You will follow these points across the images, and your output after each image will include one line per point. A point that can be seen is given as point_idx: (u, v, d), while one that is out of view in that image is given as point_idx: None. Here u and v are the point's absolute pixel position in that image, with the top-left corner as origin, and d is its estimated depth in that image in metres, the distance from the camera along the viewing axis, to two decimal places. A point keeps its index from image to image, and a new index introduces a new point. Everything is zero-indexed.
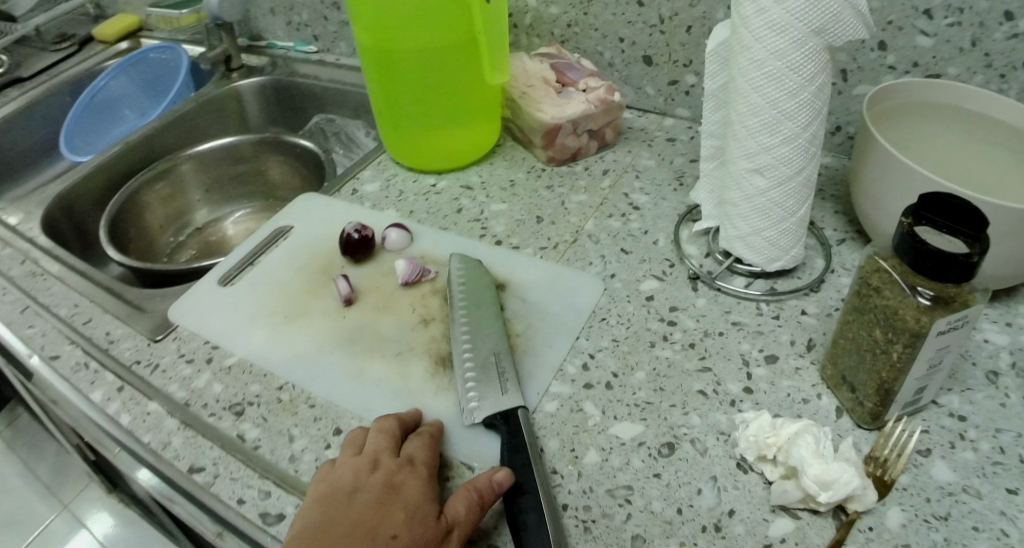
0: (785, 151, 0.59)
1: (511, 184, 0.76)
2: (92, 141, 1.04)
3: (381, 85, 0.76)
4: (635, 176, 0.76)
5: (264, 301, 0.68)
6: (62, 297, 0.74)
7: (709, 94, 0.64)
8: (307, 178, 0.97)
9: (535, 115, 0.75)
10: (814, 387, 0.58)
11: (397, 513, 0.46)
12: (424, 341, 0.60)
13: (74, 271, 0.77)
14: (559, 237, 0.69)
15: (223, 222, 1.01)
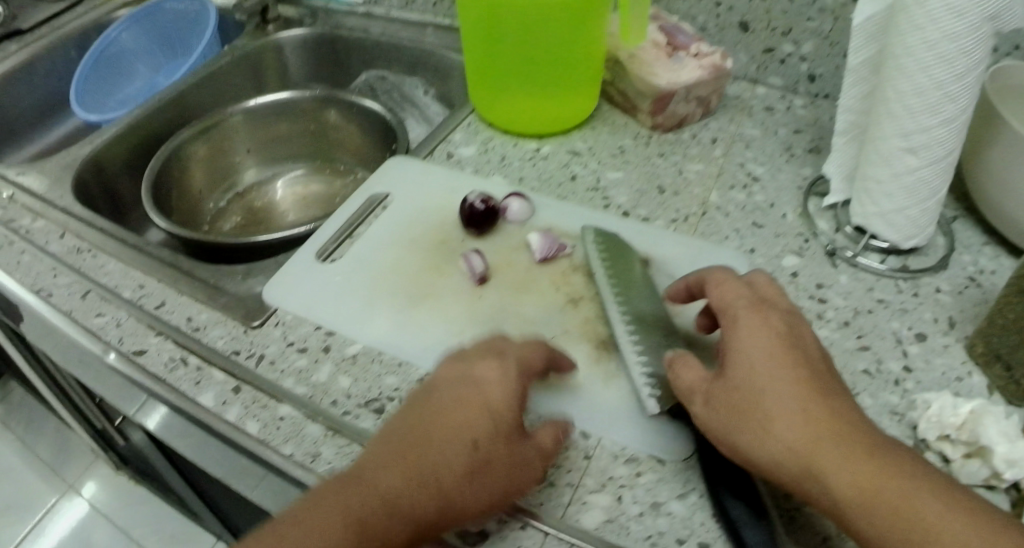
0: (943, 132, 0.56)
1: (621, 151, 0.71)
2: (100, 98, 0.93)
3: (484, 41, 0.70)
4: (745, 146, 0.72)
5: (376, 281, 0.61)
6: (125, 279, 0.63)
7: (851, 68, 0.62)
8: (373, 141, 0.89)
9: (647, 80, 0.69)
10: (964, 364, 0.56)
11: (485, 424, 0.44)
12: (578, 323, 0.56)
13: (132, 248, 0.66)
14: (687, 209, 0.66)
15: (270, 186, 0.94)
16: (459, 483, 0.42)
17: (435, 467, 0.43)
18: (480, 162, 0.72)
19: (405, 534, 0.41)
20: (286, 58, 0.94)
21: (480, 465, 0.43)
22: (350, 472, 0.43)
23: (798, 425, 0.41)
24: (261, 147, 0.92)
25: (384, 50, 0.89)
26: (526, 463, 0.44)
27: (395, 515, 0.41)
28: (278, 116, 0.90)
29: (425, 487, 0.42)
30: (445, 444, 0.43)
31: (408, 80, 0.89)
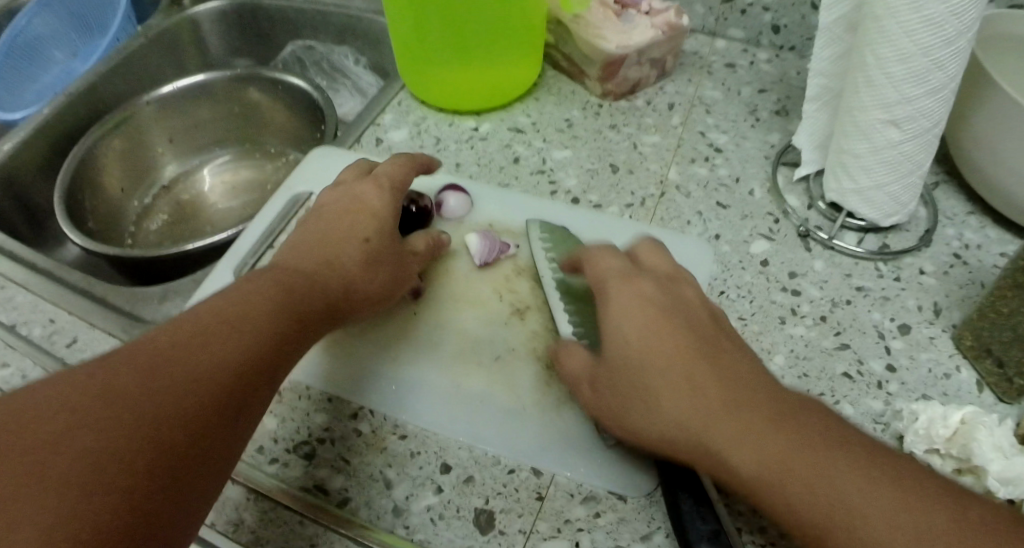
0: (929, 103, 0.49)
1: (568, 125, 0.62)
2: (13, 92, 0.81)
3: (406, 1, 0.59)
4: (706, 110, 0.64)
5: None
6: (35, 313, 0.56)
7: (824, 29, 0.54)
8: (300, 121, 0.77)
9: (594, 43, 0.61)
10: (952, 358, 0.50)
11: (362, 218, 0.50)
12: (526, 338, 0.50)
13: (48, 277, 0.59)
14: (645, 189, 0.58)
15: (197, 176, 0.81)
16: (351, 273, 0.47)
17: (319, 282, 0.45)
18: (411, 145, 0.61)
19: (299, 334, 0.42)
20: (206, 32, 0.83)
21: (360, 256, 0.48)
22: (239, 286, 0.43)
23: (696, 408, 0.37)
24: (181, 135, 0.80)
25: (311, 15, 0.79)
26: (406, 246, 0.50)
27: (291, 310, 0.42)
28: (192, 98, 0.78)
29: (310, 298, 0.44)
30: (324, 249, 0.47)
31: (337, 49, 0.80)
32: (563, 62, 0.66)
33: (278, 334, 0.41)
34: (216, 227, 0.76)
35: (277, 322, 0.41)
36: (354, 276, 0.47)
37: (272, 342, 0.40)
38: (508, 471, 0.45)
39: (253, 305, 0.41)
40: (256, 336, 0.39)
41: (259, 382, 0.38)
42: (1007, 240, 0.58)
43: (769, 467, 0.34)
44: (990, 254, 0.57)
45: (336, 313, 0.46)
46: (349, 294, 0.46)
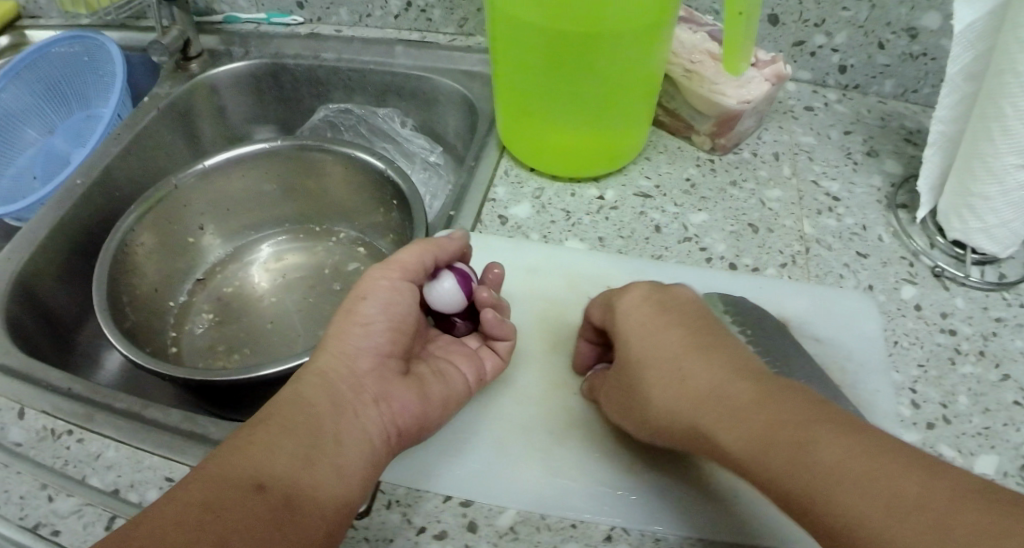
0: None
1: (692, 184, 0.59)
2: None
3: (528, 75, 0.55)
4: (809, 158, 0.63)
5: (495, 427, 0.46)
6: (143, 472, 0.44)
7: (947, 79, 0.53)
8: (368, 198, 0.67)
9: (712, 99, 0.58)
10: None
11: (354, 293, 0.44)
12: None
13: (141, 424, 0.47)
14: (791, 246, 0.56)
15: (243, 267, 0.71)
16: (350, 360, 0.42)
17: (323, 384, 0.41)
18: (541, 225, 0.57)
19: (308, 444, 0.38)
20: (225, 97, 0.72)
21: (360, 334, 0.43)
22: (245, 423, 0.39)
23: (746, 426, 0.34)
24: (221, 216, 0.70)
25: (346, 76, 0.70)
26: (398, 304, 0.44)
27: (286, 431, 0.38)
28: (227, 178, 0.67)
29: (311, 407, 0.40)
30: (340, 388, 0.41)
31: (380, 112, 0.72)
32: (666, 118, 0.64)
33: (288, 467, 0.37)
34: (278, 322, 0.65)
35: (272, 445, 0.37)
36: (357, 359, 0.42)
37: (269, 471, 0.36)
38: None
39: (246, 440, 0.38)
40: (250, 470, 0.36)
41: (267, 512, 0.35)
42: None
43: (706, 406, 0.36)
44: None
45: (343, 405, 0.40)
46: (354, 383, 0.42)
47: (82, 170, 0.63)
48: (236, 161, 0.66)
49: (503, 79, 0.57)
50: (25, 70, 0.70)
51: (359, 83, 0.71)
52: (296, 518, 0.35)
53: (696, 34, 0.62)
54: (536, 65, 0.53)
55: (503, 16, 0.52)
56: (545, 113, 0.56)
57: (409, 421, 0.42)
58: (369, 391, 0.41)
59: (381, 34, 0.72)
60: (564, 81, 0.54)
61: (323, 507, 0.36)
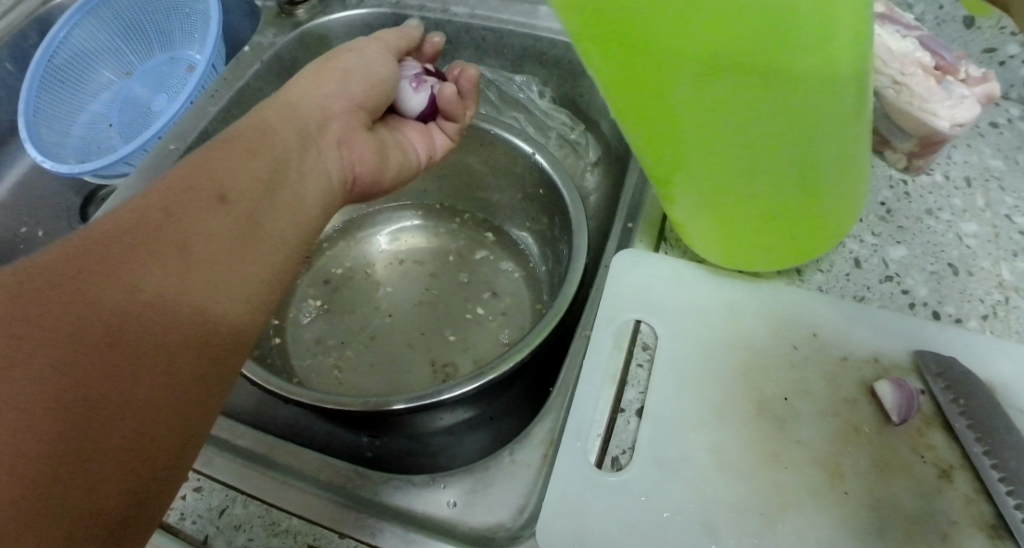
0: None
1: (888, 212, 0.53)
2: (58, 122, 0.66)
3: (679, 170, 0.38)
4: (1001, 186, 0.56)
5: (704, 501, 0.39)
6: (282, 537, 0.40)
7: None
8: (512, 194, 0.63)
9: (917, 118, 0.51)
10: None
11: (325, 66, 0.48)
12: (963, 507, 0.40)
13: (267, 474, 0.43)
14: (989, 294, 0.50)
15: (366, 252, 0.67)
16: (323, 102, 0.46)
17: (291, 113, 0.44)
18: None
19: (270, 171, 0.39)
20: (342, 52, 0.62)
21: (338, 81, 0.47)
22: (204, 147, 0.39)
23: None
24: None
25: (479, 34, 0.62)
26: (380, 66, 0.50)
27: (247, 155, 0.39)
28: None
29: (277, 137, 0.42)
30: (296, 121, 0.44)
31: (516, 78, 0.64)
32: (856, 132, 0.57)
33: (248, 181, 0.38)
34: (396, 326, 0.61)
35: (236, 165, 0.38)
36: (330, 102, 0.46)
37: (233, 185, 0.37)
38: None
39: (202, 160, 0.38)
40: (211, 178, 0.37)
41: (230, 218, 0.36)
42: None
43: None
44: None
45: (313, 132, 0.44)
46: (320, 122, 0.45)
47: (175, 135, 0.54)
48: None
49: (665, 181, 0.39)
50: (103, 6, 0.67)
51: (494, 44, 0.62)
52: (254, 232, 0.36)
53: (905, 39, 0.53)
54: (718, 164, 0.35)
55: (639, 115, 0.34)
56: (746, 212, 0.39)
57: (364, 169, 0.47)
58: (335, 132, 0.45)
59: None
60: (768, 171, 0.35)
61: (282, 225, 0.38)
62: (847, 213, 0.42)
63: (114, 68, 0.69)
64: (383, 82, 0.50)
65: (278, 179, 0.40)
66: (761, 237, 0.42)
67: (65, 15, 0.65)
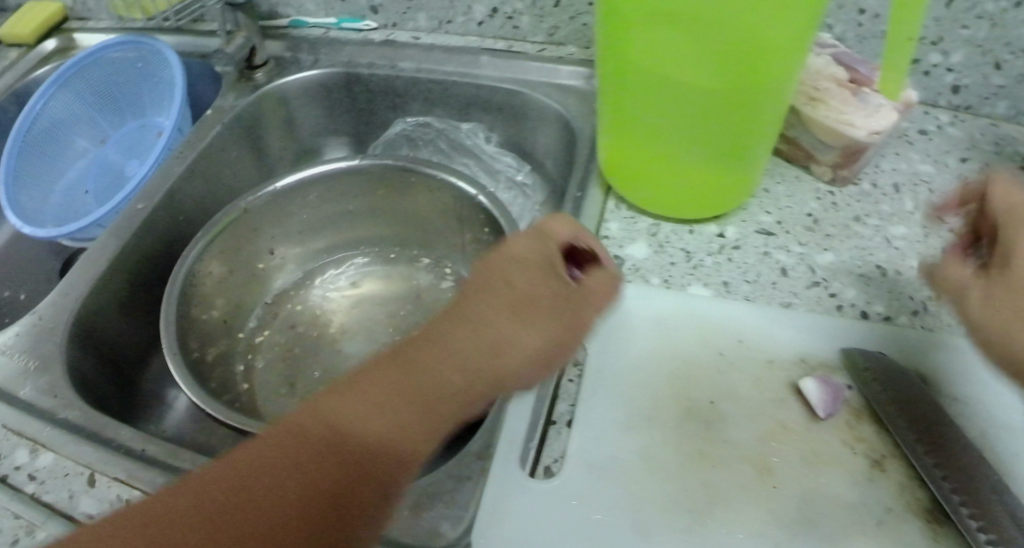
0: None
1: (814, 221, 0.54)
2: (36, 189, 0.71)
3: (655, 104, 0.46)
4: (931, 189, 0.58)
5: (638, 501, 0.41)
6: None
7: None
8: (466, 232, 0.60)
9: (837, 130, 0.53)
10: None
11: (526, 231, 0.44)
12: (895, 493, 0.43)
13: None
14: (920, 290, 0.52)
15: (313, 292, 0.62)
16: (513, 340, 0.39)
17: (480, 308, 0.40)
18: (660, 266, 0.50)
19: (394, 415, 0.36)
20: (298, 113, 0.65)
21: (520, 284, 0.41)
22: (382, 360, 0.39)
23: None
24: (294, 238, 0.62)
25: (425, 86, 0.63)
26: (600, 306, 0.43)
27: (403, 388, 0.37)
28: (306, 201, 0.60)
29: (490, 332, 0.39)
30: (496, 344, 0.39)
31: (463, 126, 0.64)
32: (783, 145, 0.58)
33: (388, 421, 0.36)
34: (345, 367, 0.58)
35: (366, 414, 0.36)
36: (529, 343, 0.40)
37: (443, 377, 0.38)
38: None
39: (428, 337, 0.40)
40: (336, 428, 0.36)
41: (341, 470, 0.35)
42: None
43: None
44: None
45: (510, 381, 0.40)
46: (548, 358, 0.41)
47: (143, 194, 0.58)
48: (315, 180, 0.59)
49: (621, 141, 0.51)
50: (76, 79, 0.72)
51: (440, 96, 0.63)
52: (371, 464, 0.36)
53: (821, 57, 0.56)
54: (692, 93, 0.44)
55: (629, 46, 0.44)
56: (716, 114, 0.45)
57: None
58: (545, 366, 0.41)
59: (463, 43, 0.64)
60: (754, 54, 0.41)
61: (376, 443, 0.36)
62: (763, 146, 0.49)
63: (87, 135, 0.74)
64: (524, 257, 0.43)
65: (505, 378, 0.39)
66: (723, 152, 0.48)
67: (41, 88, 0.70)
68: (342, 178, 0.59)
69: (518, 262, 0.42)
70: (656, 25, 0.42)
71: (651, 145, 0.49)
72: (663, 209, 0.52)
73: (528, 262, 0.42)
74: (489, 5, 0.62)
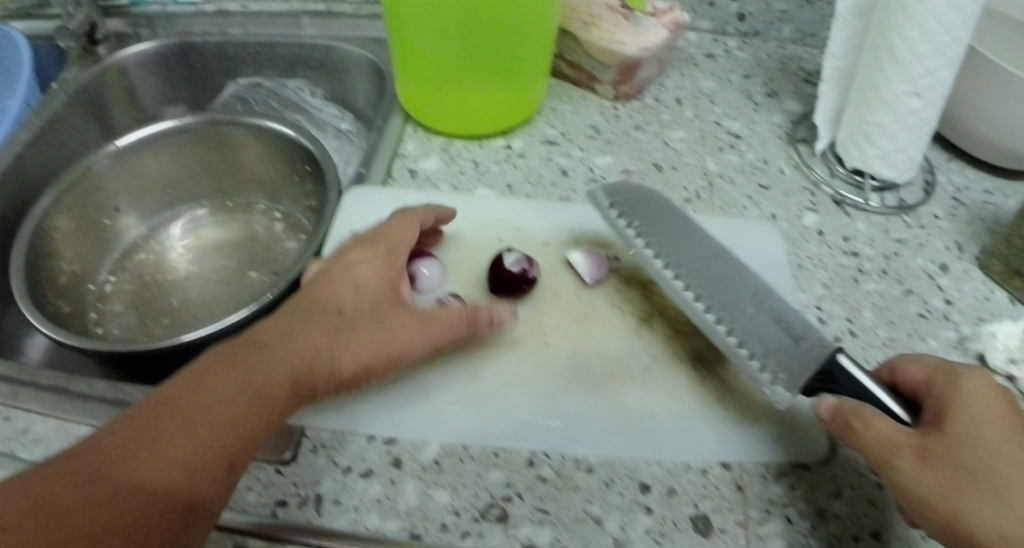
0: (944, 73, 0.56)
1: (596, 131, 0.62)
2: None
3: (429, 35, 0.54)
4: (710, 100, 0.67)
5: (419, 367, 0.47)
6: (72, 442, 0.45)
7: (839, 15, 0.58)
8: (288, 172, 0.65)
9: (611, 49, 0.60)
10: (988, 285, 0.60)
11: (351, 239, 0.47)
12: (664, 343, 0.48)
13: (67, 396, 0.47)
14: (694, 183, 0.59)
15: (161, 243, 0.67)
16: (356, 286, 0.43)
17: (312, 294, 0.43)
18: (450, 176, 0.57)
19: (249, 373, 0.38)
20: (138, 81, 0.69)
21: (349, 292, 0.43)
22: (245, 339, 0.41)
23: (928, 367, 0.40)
24: (137, 198, 0.66)
25: (254, 50, 0.69)
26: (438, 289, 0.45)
27: (294, 332, 0.40)
28: (142, 160, 0.65)
29: (310, 318, 0.42)
30: (330, 302, 0.42)
31: (289, 83, 0.70)
32: (567, 70, 0.66)
33: (219, 382, 0.37)
34: (186, 300, 0.62)
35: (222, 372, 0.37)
36: (363, 294, 0.43)
37: (254, 372, 0.38)
38: (702, 472, 0.44)
39: (260, 333, 0.41)
40: (191, 390, 0.36)
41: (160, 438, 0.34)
42: (984, 177, 0.68)
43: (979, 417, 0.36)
44: (977, 192, 0.67)
45: (363, 328, 0.42)
46: (378, 311, 0.42)
47: None
48: (146, 141, 0.64)
49: (410, 74, 0.57)
50: None
51: (267, 57, 0.69)
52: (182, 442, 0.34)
53: None
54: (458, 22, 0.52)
55: None
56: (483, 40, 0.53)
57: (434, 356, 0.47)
58: (379, 319, 0.42)
59: (289, 8, 0.69)
60: None
61: (221, 424, 0.35)
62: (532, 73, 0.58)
63: None
64: (361, 253, 0.45)
65: (323, 369, 0.40)
66: (498, 78, 0.56)
67: None
68: (168, 137, 0.64)
69: (361, 259, 0.45)
70: None
71: (435, 76, 0.56)
72: (450, 128, 0.59)
73: (366, 258, 0.45)
74: None
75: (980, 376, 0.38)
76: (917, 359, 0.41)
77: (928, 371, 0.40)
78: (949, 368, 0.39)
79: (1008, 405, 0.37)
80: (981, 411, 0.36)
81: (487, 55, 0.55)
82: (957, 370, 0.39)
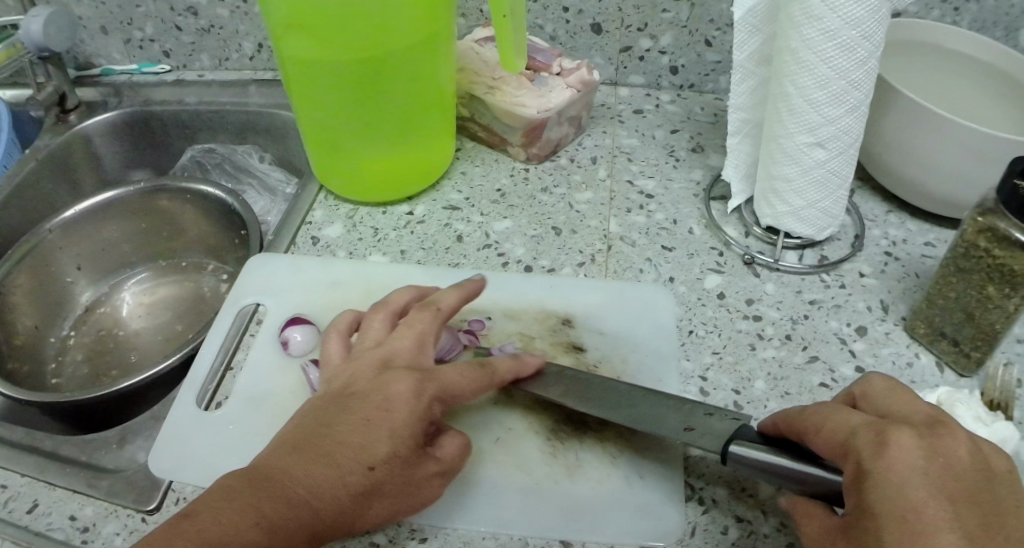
0: (848, 120, 0.53)
1: (501, 194, 0.64)
2: None
3: (317, 105, 0.56)
4: (628, 158, 0.68)
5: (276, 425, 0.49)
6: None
7: (739, 65, 0.57)
8: (226, 232, 0.71)
9: (514, 112, 0.62)
10: (911, 347, 0.54)
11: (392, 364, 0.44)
12: (520, 415, 0.49)
13: None
14: (592, 245, 0.61)
15: (120, 298, 0.73)
16: (389, 422, 0.41)
17: (341, 433, 0.40)
18: (349, 242, 0.61)
19: (269, 531, 0.35)
20: (100, 147, 0.76)
21: (373, 432, 0.40)
22: (267, 464, 0.39)
23: (847, 427, 0.35)
24: (95, 258, 0.73)
25: (207, 116, 0.74)
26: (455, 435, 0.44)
27: (316, 479, 0.38)
28: (97, 224, 0.71)
29: (338, 464, 0.39)
30: (363, 447, 0.40)
31: (240, 149, 0.75)
32: (480, 132, 0.69)
33: (246, 532, 0.35)
34: (142, 355, 0.68)
35: (242, 521, 0.35)
36: (388, 441, 0.40)
37: (272, 526, 0.36)
38: None
39: (277, 470, 0.38)
40: (206, 536, 0.34)
41: None
42: (926, 230, 0.63)
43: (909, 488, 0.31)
44: (916, 245, 0.61)
45: (382, 487, 0.40)
46: (402, 466, 0.40)
47: None
48: (97, 208, 0.70)
49: (313, 143, 0.60)
50: None
51: (218, 122, 0.74)
52: None
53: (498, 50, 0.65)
54: (339, 91, 0.54)
55: (284, 60, 0.54)
56: (370, 106, 0.55)
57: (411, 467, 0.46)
58: (400, 472, 0.40)
59: (239, 76, 0.75)
60: (375, 48, 0.51)
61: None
62: (429, 132, 0.60)
63: None
64: (386, 376, 0.43)
65: (335, 523, 0.38)
66: (393, 141, 0.58)
67: None
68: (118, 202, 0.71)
69: (401, 392, 0.42)
70: (283, 33, 0.51)
71: (332, 146, 0.59)
72: (358, 195, 0.62)
73: (402, 390, 0.42)
74: (254, 41, 0.72)
75: (892, 453, 0.33)
76: (827, 415, 0.36)
77: (842, 435, 0.35)
78: (858, 449, 0.33)
79: (929, 486, 0.31)
80: (885, 513, 0.31)
81: (378, 121, 0.57)
82: (867, 452, 0.33)
